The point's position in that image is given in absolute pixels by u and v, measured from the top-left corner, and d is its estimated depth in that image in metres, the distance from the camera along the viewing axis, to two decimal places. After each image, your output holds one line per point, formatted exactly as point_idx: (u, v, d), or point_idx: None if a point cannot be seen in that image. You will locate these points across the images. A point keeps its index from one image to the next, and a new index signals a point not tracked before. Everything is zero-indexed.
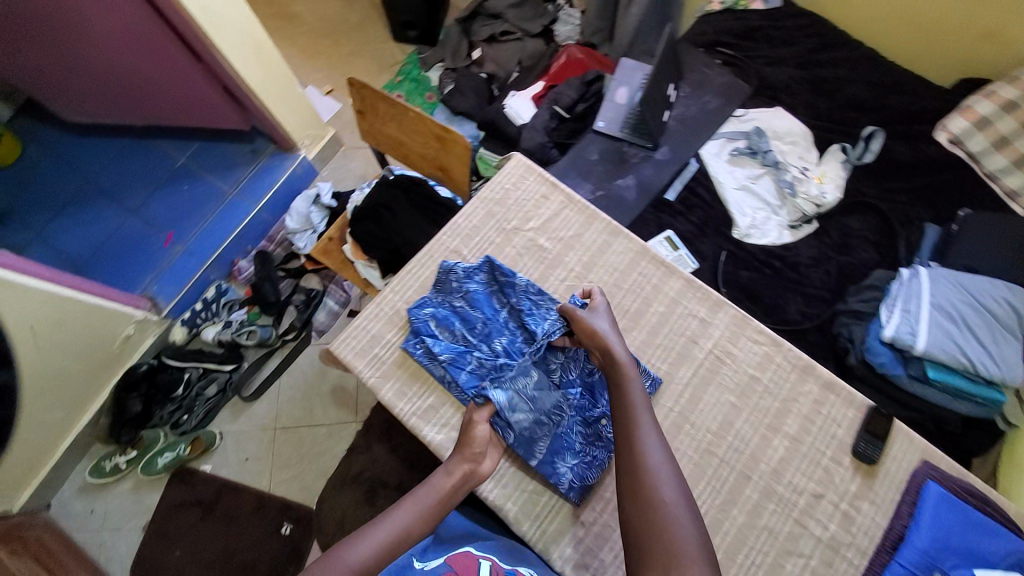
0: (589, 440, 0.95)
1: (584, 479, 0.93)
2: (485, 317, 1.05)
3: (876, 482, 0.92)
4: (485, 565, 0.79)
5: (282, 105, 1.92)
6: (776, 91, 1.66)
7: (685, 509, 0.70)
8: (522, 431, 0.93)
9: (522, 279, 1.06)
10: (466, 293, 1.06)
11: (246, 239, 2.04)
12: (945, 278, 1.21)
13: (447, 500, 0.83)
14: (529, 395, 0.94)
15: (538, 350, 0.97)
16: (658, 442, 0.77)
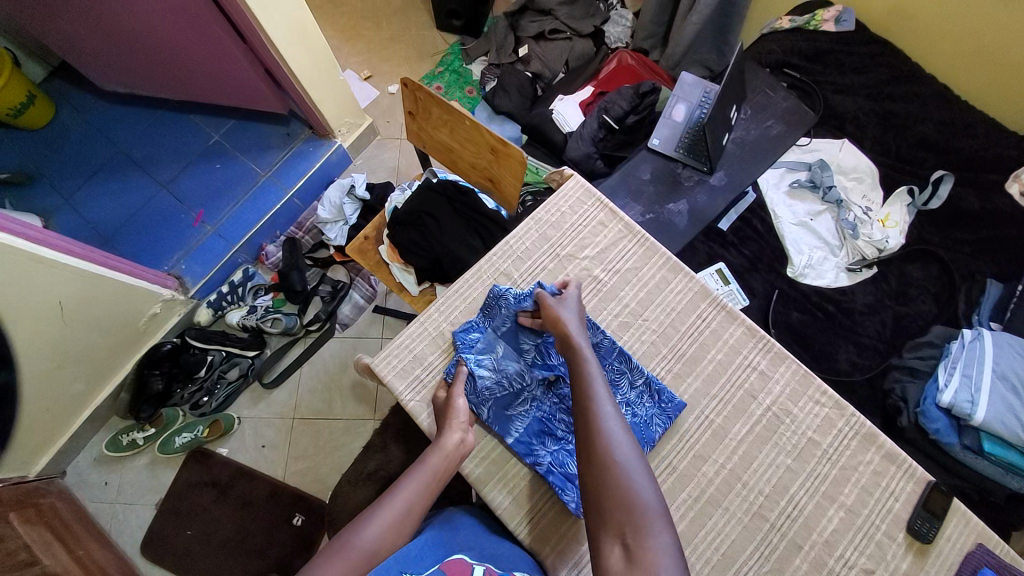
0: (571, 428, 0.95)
1: (566, 465, 0.92)
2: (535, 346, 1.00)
3: (928, 563, 0.88)
4: (480, 568, 0.76)
5: (323, 91, 1.86)
6: (843, 121, 1.59)
7: (640, 470, 0.68)
8: (496, 404, 0.95)
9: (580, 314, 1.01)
10: (516, 321, 1.00)
11: (276, 224, 2.01)
12: (1011, 345, 1.13)
13: (442, 473, 0.85)
14: (502, 368, 0.97)
15: (505, 323, 1.01)
16: (610, 407, 0.75)
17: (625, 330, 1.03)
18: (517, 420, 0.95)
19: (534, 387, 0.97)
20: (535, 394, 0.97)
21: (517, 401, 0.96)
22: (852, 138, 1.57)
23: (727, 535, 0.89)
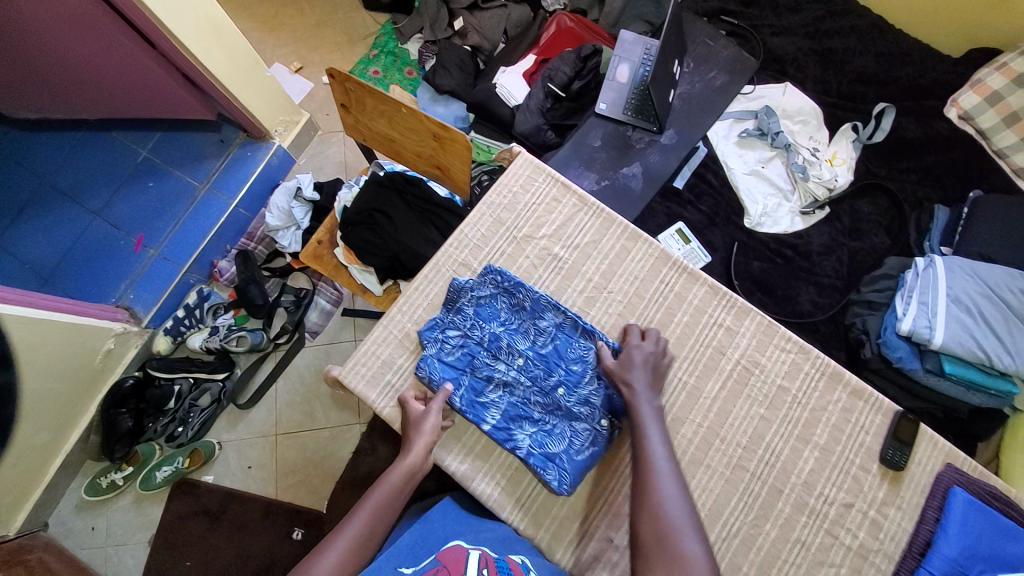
0: (544, 406, 0.95)
1: (545, 445, 0.91)
2: (497, 329, 0.99)
3: (901, 487, 0.95)
4: (474, 556, 0.75)
5: (251, 93, 1.75)
6: (783, 64, 1.56)
7: (691, 528, 0.73)
8: (468, 396, 0.95)
9: (540, 293, 1.00)
10: (477, 311, 0.99)
11: (224, 238, 1.91)
12: (960, 267, 1.21)
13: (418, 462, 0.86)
14: (473, 360, 0.97)
15: (463, 310, 0.99)
16: (669, 470, 0.79)
17: (592, 304, 1.02)
18: (491, 407, 0.94)
19: (504, 372, 0.96)
20: (509, 379, 0.96)
21: (490, 390, 0.96)
22: (794, 80, 1.55)
23: (712, 490, 0.93)
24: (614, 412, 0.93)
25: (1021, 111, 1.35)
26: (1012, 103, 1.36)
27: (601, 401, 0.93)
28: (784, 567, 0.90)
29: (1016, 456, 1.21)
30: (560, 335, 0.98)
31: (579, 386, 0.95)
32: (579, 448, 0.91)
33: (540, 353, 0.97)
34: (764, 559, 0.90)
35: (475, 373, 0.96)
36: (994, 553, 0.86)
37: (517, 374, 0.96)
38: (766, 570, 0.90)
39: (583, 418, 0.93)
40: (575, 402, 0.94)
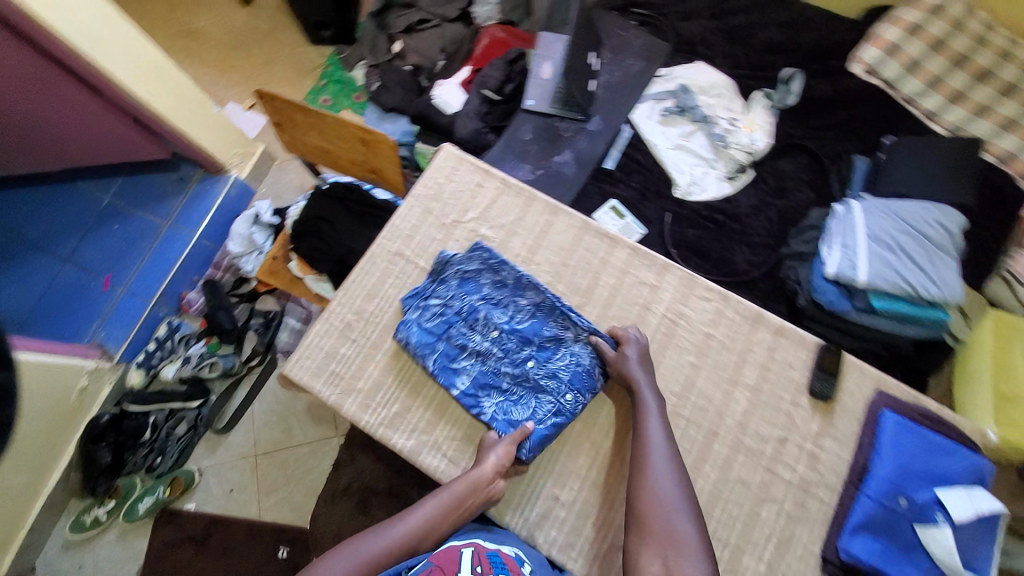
0: (514, 379, 0.98)
1: (509, 413, 0.95)
2: (476, 300, 1.02)
3: (836, 418, 0.96)
4: (467, 555, 0.79)
5: (202, 127, 1.80)
6: (693, 45, 1.67)
7: (685, 510, 0.79)
8: (443, 360, 0.99)
9: (521, 271, 1.05)
10: (458, 280, 1.03)
11: (191, 269, 1.94)
12: (877, 208, 1.27)
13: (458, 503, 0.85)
14: (450, 331, 1.01)
15: (444, 280, 1.03)
16: (666, 459, 0.84)
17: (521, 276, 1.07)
18: (461, 374, 0.98)
19: (478, 343, 1.00)
20: (486, 350, 0.99)
21: (466, 361, 0.99)
22: (705, 58, 1.66)
23: None
24: (584, 387, 0.96)
25: (920, 60, 1.51)
26: (909, 53, 1.51)
27: (568, 376, 0.96)
28: (726, 507, 0.92)
29: (969, 383, 1.28)
30: (538, 313, 1.01)
31: (553, 363, 0.98)
32: (543, 419, 0.93)
33: (519, 327, 1.00)
34: (707, 500, 0.92)
35: (450, 343, 1.00)
36: (925, 468, 0.88)
37: (492, 346, 1.00)
38: (710, 511, 0.92)
39: (553, 391, 0.95)
40: (543, 376, 0.97)
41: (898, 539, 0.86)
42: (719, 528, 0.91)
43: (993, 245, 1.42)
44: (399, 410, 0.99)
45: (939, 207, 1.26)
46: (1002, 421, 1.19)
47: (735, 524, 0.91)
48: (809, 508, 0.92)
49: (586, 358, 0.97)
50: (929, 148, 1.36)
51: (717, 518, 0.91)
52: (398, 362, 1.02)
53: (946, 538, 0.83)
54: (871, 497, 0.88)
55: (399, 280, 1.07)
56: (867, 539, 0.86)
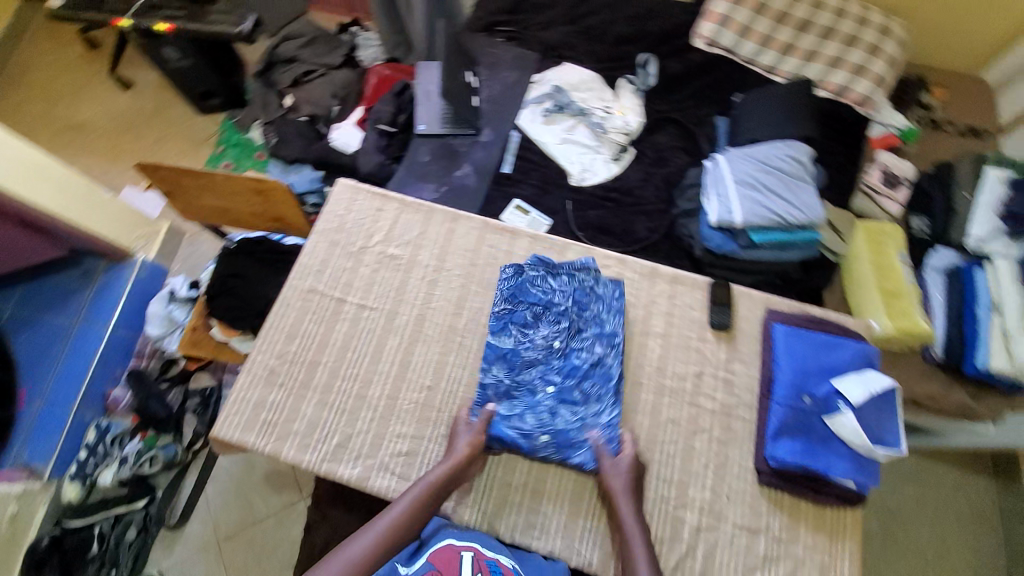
0: (527, 387, 0.99)
1: (506, 413, 0.97)
2: (569, 303, 1.04)
3: (738, 342, 1.08)
4: (466, 558, 0.85)
5: (95, 215, 1.73)
6: (559, 50, 1.82)
7: None
8: (506, 323, 1.03)
9: (609, 315, 1.05)
10: (576, 279, 1.06)
11: (111, 363, 1.81)
12: (739, 157, 1.43)
13: (433, 494, 0.89)
14: (534, 309, 1.04)
15: (565, 267, 1.07)
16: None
17: (435, 285, 1.11)
18: (508, 335, 1.02)
19: (541, 335, 1.02)
20: (551, 343, 1.01)
21: (528, 339, 1.02)
22: (572, 58, 1.81)
23: None
24: (563, 453, 0.95)
25: (749, 23, 1.71)
26: (739, 20, 1.71)
27: (578, 433, 0.96)
28: (663, 447, 0.99)
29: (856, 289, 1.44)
30: (595, 372, 1.00)
31: (577, 411, 0.98)
32: (514, 428, 0.96)
33: (576, 364, 1.00)
34: (645, 446, 0.99)
35: (527, 313, 1.04)
36: (819, 366, 0.98)
37: (550, 348, 1.01)
38: (651, 454, 0.99)
39: (541, 419, 0.96)
40: (545, 404, 0.98)
41: (814, 435, 0.94)
42: (662, 467, 0.98)
43: (849, 168, 1.61)
44: (339, 440, 0.98)
45: (790, 144, 1.43)
46: (892, 314, 1.33)
47: (674, 460, 0.98)
48: (735, 428, 1.01)
49: (605, 436, 0.96)
50: (773, 97, 1.54)
51: (659, 458, 0.99)
52: (330, 396, 1.01)
53: (848, 421, 0.91)
54: (781, 402, 0.97)
55: (316, 316, 1.08)
56: (788, 442, 0.94)
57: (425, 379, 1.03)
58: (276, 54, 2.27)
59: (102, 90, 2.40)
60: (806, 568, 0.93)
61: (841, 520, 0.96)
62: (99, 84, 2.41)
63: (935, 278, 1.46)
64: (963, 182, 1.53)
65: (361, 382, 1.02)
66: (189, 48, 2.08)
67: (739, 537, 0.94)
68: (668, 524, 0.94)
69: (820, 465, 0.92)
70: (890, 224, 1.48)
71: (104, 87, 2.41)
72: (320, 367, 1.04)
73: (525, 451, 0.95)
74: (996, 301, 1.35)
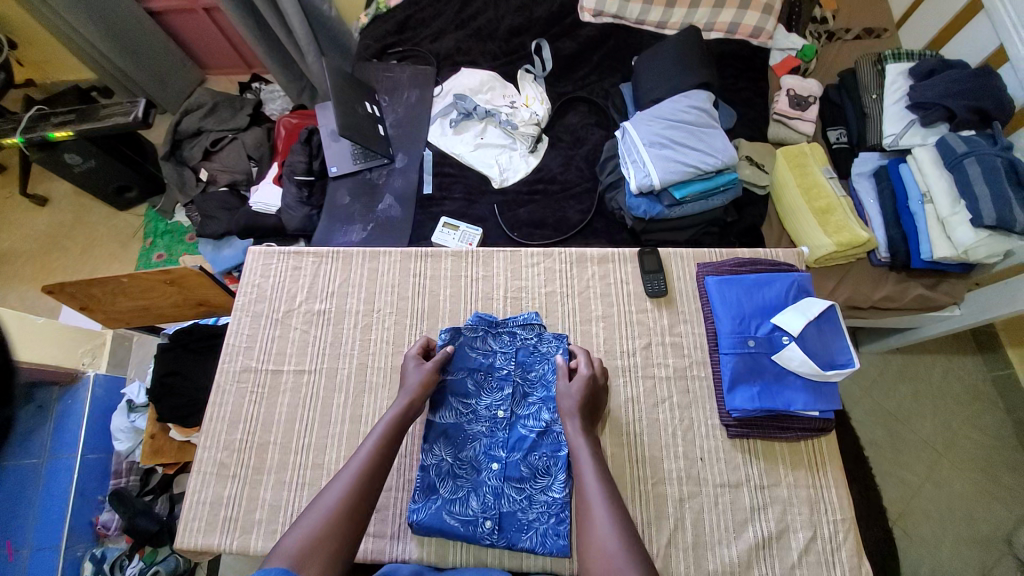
0: (472, 464, 0.96)
1: (450, 502, 0.93)
2: (510, 364, 1.03)
3: (678, 304, 1.09)
4: None
5: (37, 343, 1.56)
6: (453, 57, 1.80)
7: (608, 519, 0.74)
8: (445, 397, 1.00)
9: (548, 371, 1.02)
10: (516, 337, 1.05)
11: (91, 490, 1.64)
12: (643, 120, 1.43)
13: (398, 430, 0.89)
14: (473, 375, 1.02)
15: (509, 326, 1.06)
16: (603, 500, 0.77)
17: (369, 329, 1.10)
18: (449, 409, 0.99)
19: (482, 403, 1.00)
20: (495, 412, 1.00)
21: (471, 410, 1.00)
22: (468, 62, 1.79)
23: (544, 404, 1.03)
24: (509, 538, 0.91)
25: None
26: None
27: (534, 516, 0.92)
28: (629, 428, 0.99)
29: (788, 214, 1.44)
30: (546, 444, 0.97)
31: (523, 488, 0.94)
32: (455, 515, 0.92)
33: (526, 433, 0.97)
34: (614, 433, 0.99)
35: (467, 380, 1.02)
36: (755, 306, 0.99)
37: (494, 420, 0.99)
38: (619, 438, 0.99)
39: (486, 502, 0.93)
40: (490, 485, 0.94)
41: (767, 374, 0.95)
42: (632, 450, 0.98)
43: (759, 100, 1.62)
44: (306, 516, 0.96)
45: (690, 94, 1.42)
46: (829, 231, 1.34)
47: (642, 437, 0.99)
48: (693, 390, 1.02)
49: (557, 511, 0.92)
50: (670, 49, 1.51)
51: (627, 441, 0.98)
52: (287, 473, 0.99)
53: (795, 354, 0.91)
54: (730, 351, 0.97)
55: (255, 396, 1.06)
56: (744, 389, 0.94)
57: None
58: (178, 130, 2.05)
59: (18, 214, 2.27)
60: (793, 507, 0.94)
61: (814, 450, 0.97)
62: (15, 207, 2.29)
63: (864, 184, 1.45)
64: (867, 84, 1.52)
65: (315, 451, 1.01)
66: (91, 149, 1.91)
67: (721, 495, 0.94)
68: (651, 503, 0.94)
69: (780, 404, 0.92)
70: (807, 144, 1.49)
71: (20, 210, 2.28)
72: (270, 447, 1.02)
73: (469, 540, 0.91)
74: (925, 191, 1.33)
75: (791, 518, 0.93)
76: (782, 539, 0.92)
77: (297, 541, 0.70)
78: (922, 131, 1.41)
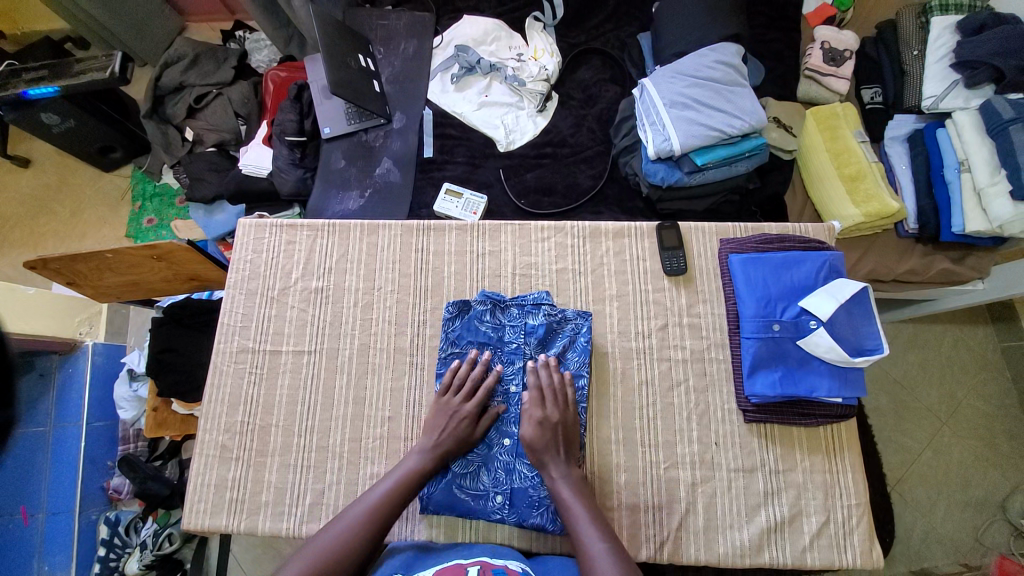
0: (483, 440, 0.93)
1: (460, 479, 0.91)
2: (523, 337, 0.98)
3: (697, 283, 1.03)
4: (473, 568, 0.74)
5: (31, 315, 1.43)
6: (454, 3, 1.63)
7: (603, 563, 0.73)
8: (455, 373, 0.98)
9: (562, 345, 0.97)
10: (529, 306, 1.00)
11: (98, 457, 1.55)
12: (664, 76, 1.30)
13: (410, 485, 0.85)
14: (484, 350, 0.98)
15: (522, 303, 1.00)
16: (599, 541, 0.76)
17: (371, 308, 1.05)
18: None
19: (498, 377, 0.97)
20: (508, 386, 0.96)
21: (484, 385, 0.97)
22: (470, 8, 1.63)
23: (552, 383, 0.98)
24: (520, 515, 0.89)
25: None
26: None
27: (547, 494, 0.89)
28: (642, 413, 0.96)
29: (814, 184, 1.34)
30: None
31: (535, 464, 0.91)
32: (467, 490, 0.90)
33: None
34: (625, 417, 0.96)
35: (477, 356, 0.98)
36: (779, 287, 0.93)
37: (507, 394, 0.96)
38: (632, 422, 0.95)
39: (497, 477, 0.91)
40: (501, 461, 0.92)
41: (790, 360, 0.90)
42: (644, 433, 0.95)
43: (790, 53, 1.47)
44: (312, 498, 0.95)
45: (715, 47, 1.29)
46: (857, 201, 1.24)
47: (655, 420, 0.95)
48: (711, 373, 0.98)
49: None
50: None
51: (639, 425, 0.95)
52: (291, 456, 0.97)
53: (823, 339, 0.86)
54: (753, 335, 0.92)
55: (254, 377, 1.03)
56: (766, 374, 0.90)
57: (385, 410, 0.99)
58: (159, 85, 1.90)
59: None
60: (808, 492, 0.91)
61: (834, 435, 0.94)
62: None
63: (896, 149, 1.35)
64: (908, 38, 1.38)
65: (319, 434, 0.98)
66: (67, 107, 1.77)
67: (735, 480, 0.92)
68: (663, 488, 0.92)
69: (801, 390, 0.88)
70: (839, 103, 1.37)
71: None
72: (272, 430, 0.99)
73: (479, 514, 0.90)
74: (962, 159, 1.23)
75: (806, 503, 0.91)
76: (795, 523, 0.90)
77: None
78: (965, 93, 1.28)
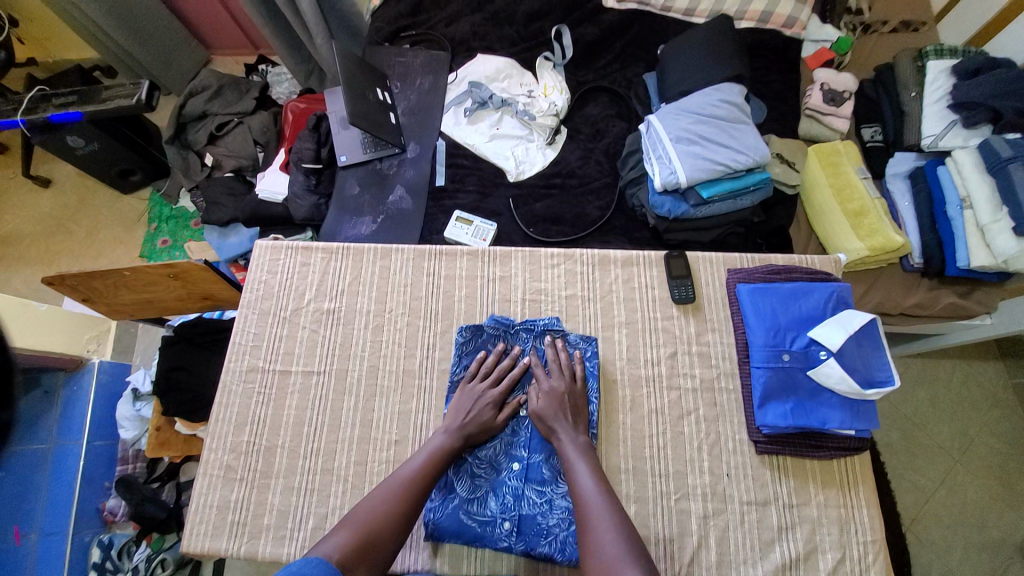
0: (492, 464, 0.93)
1: (467, 504, 0.89)
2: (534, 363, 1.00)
3: (705, 312, 1.04)
4: None
5: (49, 332, 1.45)
6: (468, 43, 1.71)
7: (617, 530, 0.74)
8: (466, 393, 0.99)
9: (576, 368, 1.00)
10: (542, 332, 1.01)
11: (96, 478, 1.52)
12: (671, 112, 1.36)
13: (440, 462, 0.87)
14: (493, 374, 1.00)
15: (532, 329, 1.02)
16: (607, 509, 0.77)
17: (382, 330, 1.06)
18: None
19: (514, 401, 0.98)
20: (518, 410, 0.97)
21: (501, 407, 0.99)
22: (484, 48, 1.71)
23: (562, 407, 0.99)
24: (528, 543, 0.86)
25: None
26: None
27: (555, 522, 0.87)
28: (652, 441, 0.95)
29: (818, 218, 1.36)
30: None
31: (544, 491, 0.90)
32: (474, 517, 0.88)
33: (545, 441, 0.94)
34: (635, 446, 0.95)
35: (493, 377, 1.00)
36: (786, 316, 0.94)
37: (517, 419, 0.96)
38: (641, 450, 0.94)
39: (505, 503, 0.89)
40: (510, 486, 0.91)
41: (801, 391, 0.90)
42: (654, 462, 0.93)
43: (790, 94, 1.53)
44: (314, 523, 0.93)
45: (719, 87, 1.35)
46: (862, 235, 1.26)
47: (665, 450, 0.94)
48: (720, 402, 0.97)
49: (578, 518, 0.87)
50: (699, 38, 1.43)
51: (649, 454, 0.94)
52: (295, 479, 0.96)
53: (833, 370, 0.86)
54: (763, 365, 0.92)
55: (262, 396, 1.02)
56: (777, 405, 0.90)
57: (391, 434, 0.98)
58: (183, 113, 1.98)
59: (19, 194, 2.19)
60: (823, 527, 0.89)
61: (846, 468, 0.93)
62: (15, 186, 2.21)
63: (898, 186, 1.38)
64: (905, 82, 1.43)
65: (324, 457, 0.97)
66: (93, 132, 1.85)
67: (748, 513, 0.90)
68: (674, 520, 0.90)
69: (813, 421, 0.88)
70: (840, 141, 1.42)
71: (20, 190, 2.20)
72: (278, 451, 0.98)
73: (485, 542, 0.87)
74: (963, 196, 1.26)
75: (821, 538, 0.89)
76: (810, 560, 0.87)
77: (332, 550, 0.69)
78: (963, 133, 1.33)
